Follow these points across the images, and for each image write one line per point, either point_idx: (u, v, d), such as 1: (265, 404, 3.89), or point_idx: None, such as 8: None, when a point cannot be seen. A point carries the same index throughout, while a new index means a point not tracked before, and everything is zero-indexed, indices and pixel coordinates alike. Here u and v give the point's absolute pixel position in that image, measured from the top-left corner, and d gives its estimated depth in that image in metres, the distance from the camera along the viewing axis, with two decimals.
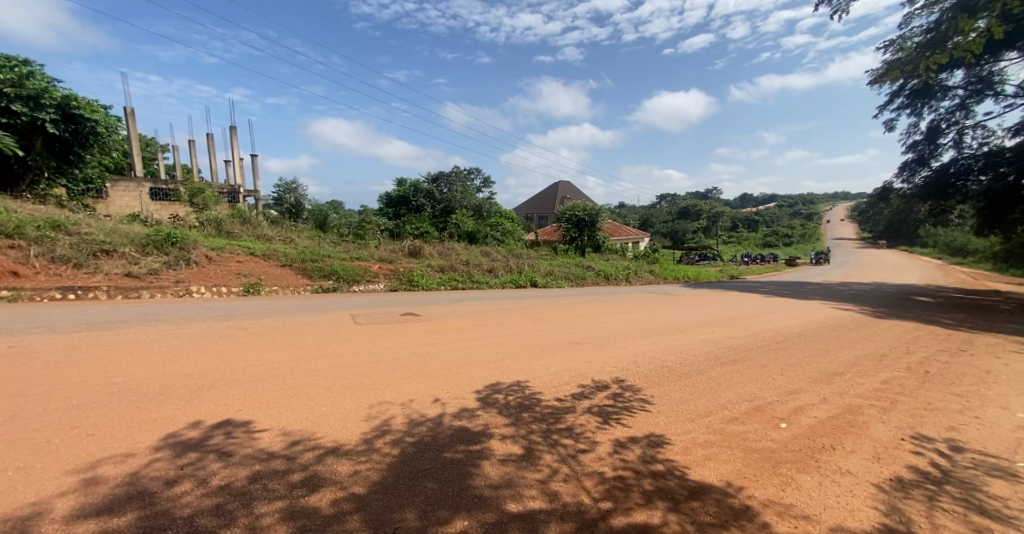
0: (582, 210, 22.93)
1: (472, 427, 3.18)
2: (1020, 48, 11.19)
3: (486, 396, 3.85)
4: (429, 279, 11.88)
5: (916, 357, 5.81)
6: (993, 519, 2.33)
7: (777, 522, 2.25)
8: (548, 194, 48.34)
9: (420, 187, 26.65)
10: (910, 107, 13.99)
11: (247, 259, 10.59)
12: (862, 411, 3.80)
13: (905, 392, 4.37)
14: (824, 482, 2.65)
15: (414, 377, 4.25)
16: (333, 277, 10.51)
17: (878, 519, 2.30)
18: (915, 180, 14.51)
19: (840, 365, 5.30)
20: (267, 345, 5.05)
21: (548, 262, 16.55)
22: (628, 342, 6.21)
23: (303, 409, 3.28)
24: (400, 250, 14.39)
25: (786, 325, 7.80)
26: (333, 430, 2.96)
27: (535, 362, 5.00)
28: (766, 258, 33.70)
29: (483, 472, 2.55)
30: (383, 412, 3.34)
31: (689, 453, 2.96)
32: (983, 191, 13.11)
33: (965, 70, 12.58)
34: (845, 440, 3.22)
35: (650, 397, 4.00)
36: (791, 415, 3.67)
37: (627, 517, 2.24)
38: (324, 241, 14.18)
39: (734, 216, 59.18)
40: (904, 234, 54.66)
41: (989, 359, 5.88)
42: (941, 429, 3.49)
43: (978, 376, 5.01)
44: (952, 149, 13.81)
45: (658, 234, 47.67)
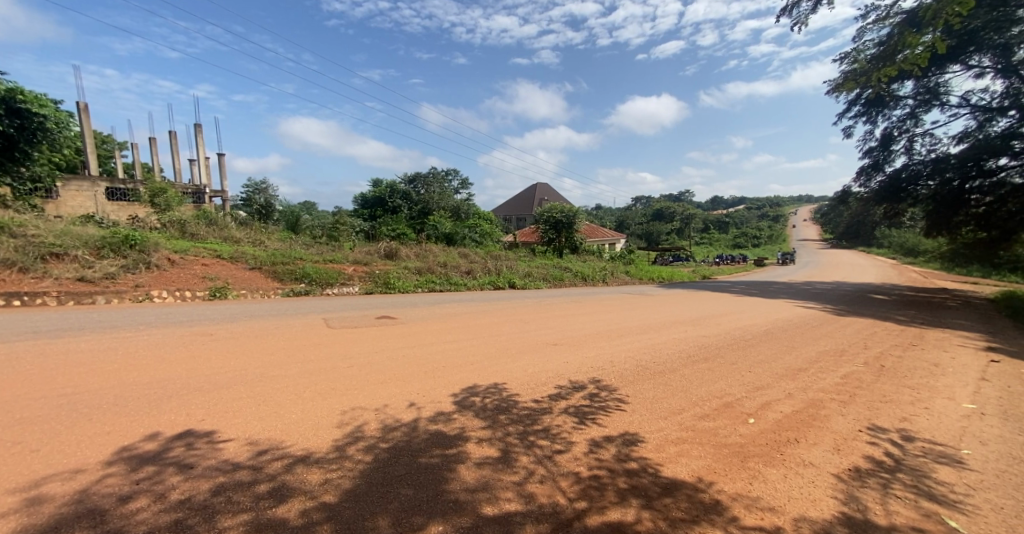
0: (559, 212, 23.10)
1: (448, 431, 3.14)
2: (962, 61, 11.98)
3: (462, 399, 3.82)
4: (405, 281, 11.71)
5: (873, 352, 6.11)
6: (941, 504, 2.48)
7: (745, 515, 2.32)
8: (526, 196, 48.58)
9: (396, 188, 26.37)
10: (865, 115, 14.74)
11: (213, 262, 10.19)
12: (824, 405, 3.97)
13: (863, 385, 4.61)
14: (788, 474, 2.75)
15: (390, 380, 4.20)
16: (305, 280, 10.23)
17: (837, 508, 2.41)
18: (871, 184, 15.35)
19: (803, 361, 5.52)
20: (234, 351, 4.87)
21: (527, 264, 16.63)
22: (603, 342, 6.30)
23: (272, 416, 3.18)
24: (375, 252, 14.16)
25: (755, 323, 8.08)
26: (303, 437, 2.87)
27: (512, 364, 5.00)
28: (737, 258, 34.85)
29: (459, 476, 2.52)
30: (356, 417, 3.27)
31: (663, 450, 3.02)
32: (931, 195, 13.93)
33: (914, 81, 13.36)
34: (808, 433, 3.36)
35: (624, 397, 4.06)
36: (758, 411, 3.79)
37: (602, 516, 2.26)
38: (296, 243, 13.80)
39: (704, 217, 60.97)
40: (862, 235, 57.50)
41: (938, 352, 6.25)
42: (894, 419, 3.69)
43: (928, 369, 5.31)
44: (903, 156, 14.62)
45: (634, 236, 48.60)
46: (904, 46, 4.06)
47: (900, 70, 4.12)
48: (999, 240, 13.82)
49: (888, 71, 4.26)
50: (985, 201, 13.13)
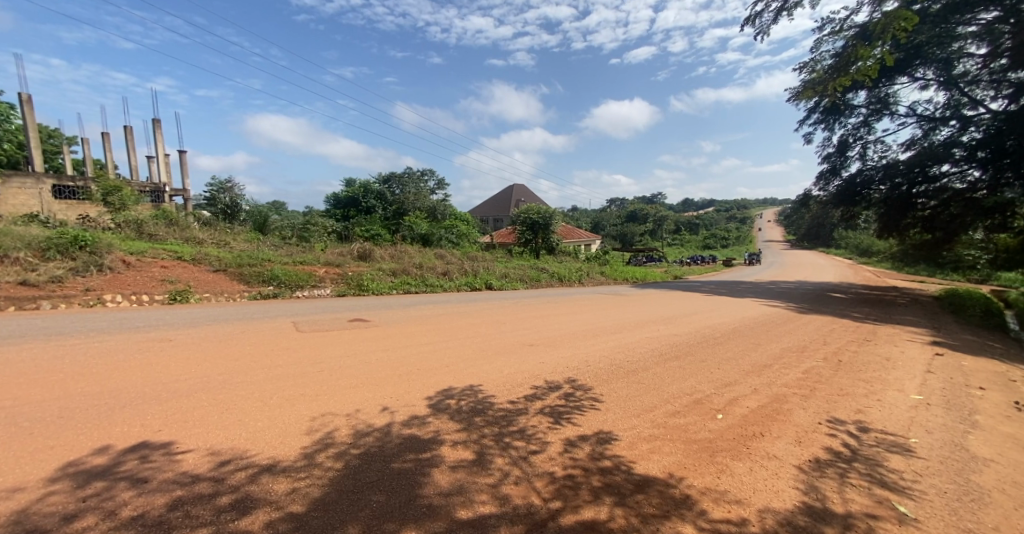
0: (536, 213, 23.23)
1: (422, 435, 3.10)
2: (909, 73, 12.77)
3: (438, 402, 3.78)
4: (379, 283, 11.49)
5: (832, 348, 6.43)
6: (891, 490, 2.62)
7: (713, 508, 2.39)
8: (502, 198, 48.60)
9: (370, 188, 25.99)
10: (824, 122, 15.49)
11: (173, 263, 9.72)
12: (787, 399, 4.14)
13: (823, 380, 4.83)
14: (754, 467, 2.85)
15: (362, 385, 4.11)
16: (274, 282, 9.91)
17: (799, 498, 2.51)
18: (829, 188, 16.18)
19: (768, 357, 5.74)
20: (196, 357, 4.66)
21: (503, 265, 16.63)
22: (579, 342, 6.37)
23: (235, 425, 3.06)
24: (348, 253, 13.82)
25: (724, 322, 8.35)
26: (269, 446, 2.77)
27: (488, 365, 4.98)
28: (706, 258, 35.95)
29: (433, 480, 2.49)
30: (326, 424, 3.18)
31: (635, 447, 3.07)
32: (883, 199, 14.80)
33: (866, 91, 14.14)
34: (772, 427, 3.49)
35: (598, 396, 4.12)
36: (726, 407, 3.91)
37: (576, 514, 2.28)
38: (263, 244, 13.34)
39: (676, 219, 62.55)
40: (821, 237, 60.45)
41: (889, 347, 6.65)
42: (851, 412, 3.88)
43: (881, 363, 5.63)
44: (858, 161, 15.45)
45: (609, 238, 49.39)
46: (856, 58, 4.29)
47: (853, 81, 4.33)
48: (942, 241, 14.77)
49: (842, 82, 4.48)
50: (930, 204, 14.04)
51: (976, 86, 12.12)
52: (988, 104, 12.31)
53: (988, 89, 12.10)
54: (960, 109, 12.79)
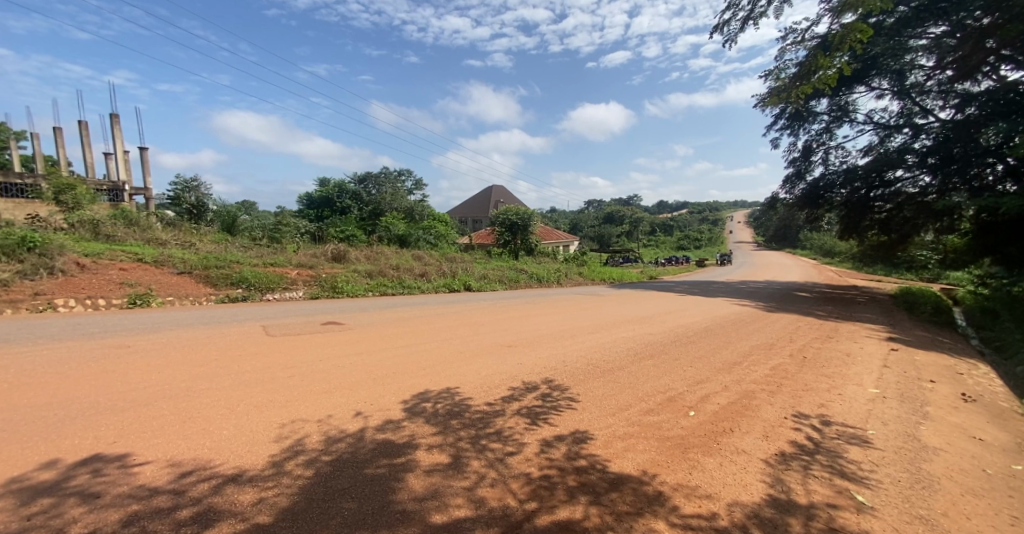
0: (514, 214, 23.26)
1: (396, 439, 3.05)
2: (867, 83, 13.45)
3: (413, 405, 3.73)
4: (355, 285, 11.26)
5: (797, 345, 6.69)
6: (850, 480, 2.75)
7: (685, 504, 2.44)
8: (480, 199, 48.47)
9: (345, 188, 25.79)
10: (790, 128, 16.10)
11: (133, 266, 9.26)
12: (755, 395, 4.28)
13: (788, 376, 5.02)
14: (724, 462, 2.93)
15: (335, 389, 4.01)
16: (242, 285, 9.56)
17: (765, 491, 2.60)
18: (795, 191, 16.85)
19: (738, 355, 5.93)
20: (157, 364, 4.45)
21: (482, 266, 16.58)
22: (557, 343, 6.40)
23: (199, 434, 2.93)
24: (321, 254, 13.49)
25: (696, 321, 8.57)
26: (235, 455, 2.67)
27: (466, 367, 4.95)
28: (681, 259, 36.82)
29: (407, 485, 2.46)
30: (296, 430, 3.10)
31: (610, 446, 3.12)
32: (844, 202, 15.53)
33: (828, 99, 14.80)
34: (741, 423, 3.60)
35: (575, 395, 4.15)
36: (697, 404, 4.01)
37: (551, 515, 2.29)
38: (232, 245, 12.86)
39: (652, 220, 63.83)
40: (789, 238, 62.82)
41: (850, 343, 6.98)
42: (814, 406, 4.05)
43: (842, 359, 5.90)
44: (821, 166, 16.15)
45: (586, 239, 49.94)
46: (817, 68, 4.47)
47: (813, 89, 4.51)
48: (897, 243, 15.63)
49: (803, 90, 4.66)
50: (886, 207, 14.81)
51: (927, 96, 12.88)
52: (937, 113, 13.10)
53: (937, 99, 12.89)
54: (912, 117, 13.56)
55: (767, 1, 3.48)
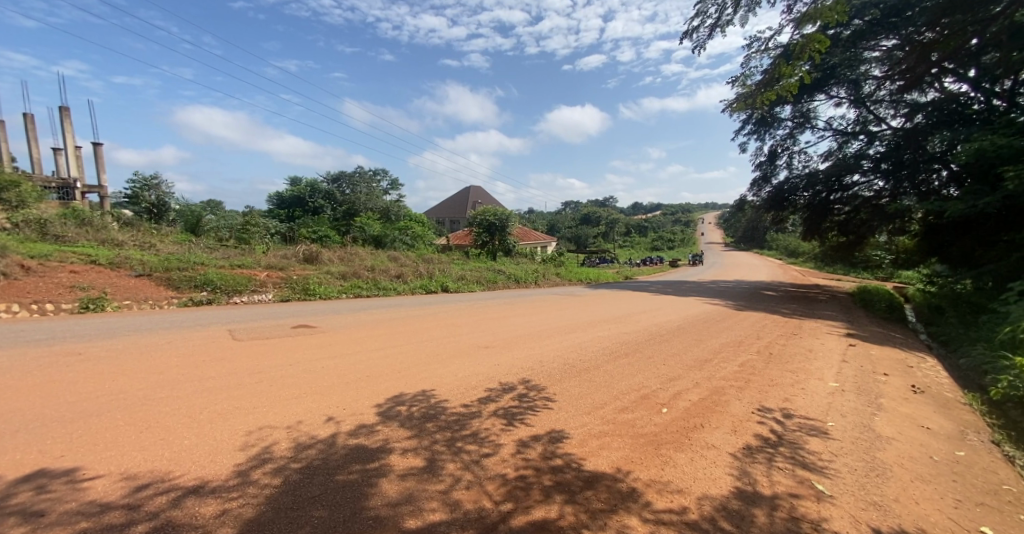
0: (491, 214, 23.23)
1: (369, 444, 2.99)
2: (826, 91, 14.12)
3: (387, 409, 3.66)
4: (328, 286, 10.97)
5: (764, 342, 6.95)
6: (812, 471, 2.87)
7: (657, 499, 2.49)
8: (457, 200, 48.13)
9: (317, 187, 25.09)
10: (756, 133, 16.71)
11: (84, 268, 8.74)
12: (725, 392, 4.41)
13: (755, 372, 5.21)
14: (694, 457, 3.01)
15: (306, 394, 3.90)
16: (207, 287, 9.19)
17: (733, 484, 2.68)
18: (761, 194, 17.49)
19: (708, 352, 6.10)
20: (112, 371, 4.22)
21: (459, 267, 16.46)
22: (534, 343, 6.41)
23: (156, 445, 2.79)
24: (292, 256, 13.08)
25: (669, 320, 8.78)
26: (196, 466, 2.56)
27: (442, 369, 4.90)
28: (655, 259, 37.62)
29: (380, 491, 2.41)
30: (264, 438, 2.99)
31: (586, 444, 3.15)
32: (806, 205, 16.23)
33: (791, 105, 15.43)
34: (711, 419, 3.70)
35: (551, 395, 4.18)
36: (670, 401, 4.10)
37: (527, 515, 2.29)
38: (196, 246, 12.31)
39: (627, 221, 64.93)
40: (756, 238, 65.15)
41: (812, 340, 7.30)
42: (779, 400, 4.21)
43: (805, 355, 6.17)
44: (785, 170, 16.81)
45: (563, 239, 50.38)
46: (781, 76, 4.64)
47: (778, 96, 4.67)
48: (855, 243, 16.48)
49: (768, 96, 4.83)
50: (844, 210, 15.59)
51: (881, 105, 13.63)
52: (889, 121, 13.87)
53: (890, 108, 13.65)
54: (867, 125, 14.31)
55: (733, 10, 3.60)
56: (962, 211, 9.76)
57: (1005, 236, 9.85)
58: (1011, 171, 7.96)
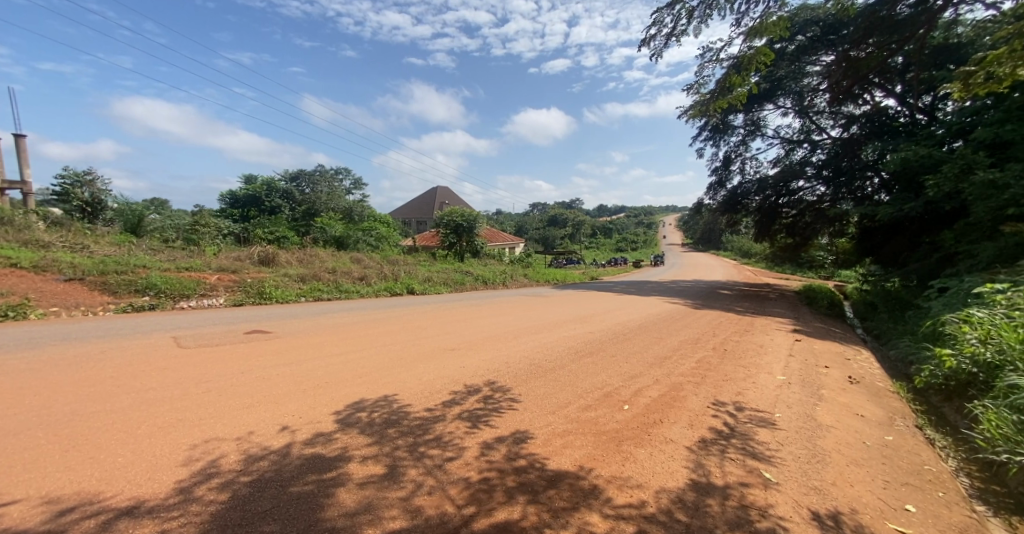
0: (459, 216, 23.06)
1: (327, 453, 2.88)
2: (774, 102, 14.97)
3: (346, 416, 3.54)
4: (286, 290, 10.50)
5: (719, 339, 7.27)
6: (760, 460, 3.02)
7: (617, 495, 2.54)
8: (423, 201, 47.42)
9: (274, 186, 24.00)
10: (711, 139, 17.51)
11: (4, 272, 7.94)
12: (683, 387, 4.57)
13: (711, 367, 5.44)
14: (654, 452, 3.10)
15: (259, 403, 3.70)
16: (150, 292, 8.59)
17: (689, 476, 2.78)
18: (717, 198, 18.32)
19: (668, 350, 6.33)
20: (35, 386, 3.84)
21: (426, 268, 16.23)
22: (500, 344, 6.41)
23: (85, 464, 2.56)
24: (247, 258, 12.45)
25: (632, 319, 9.02)
26: (131, 484, 2.37)
27: (406, 373, 4.80)
28: (620, 261, 38.59)
29: (337, 501, 2.33)
30: (211, 451, 2.82)
31: (549, 443, 3.18)
32: (757, 208, 17.16)
33: (743, 114, 16.25)
34: (669, 414, 3.83)
35: (516, 396, 4.18)
36: (631, 398, 4.21)
37: (489, 517, 2.28)
38: (137, 247, 11.45)
39: (592, 224, 66.23)
40: (713, 239, 68.21)
41: (763, 336, 7.71)
42: (732, 394, 4.41)
43: (756, 350, 6.51)
44: (738, 175, 17.68)
45: (531, 241, 50.79)
46: (731, 86, 4.85)
47: (729, 105, 4.88)
48: (800, 245, 17.60)
49: (720, 105, 5.05)
50: (791, 213, 16.62)
51: (822, 116, 14.60)
52: (829, 131, 14.90)
53: (830, 119, 14.65)
54: (810, 134, 15.30)
55: (687, 20, 3.77)
56: (892, 215, 10.61)
57: (927, 238, 10.81)
58: (931, 179, 8.75)
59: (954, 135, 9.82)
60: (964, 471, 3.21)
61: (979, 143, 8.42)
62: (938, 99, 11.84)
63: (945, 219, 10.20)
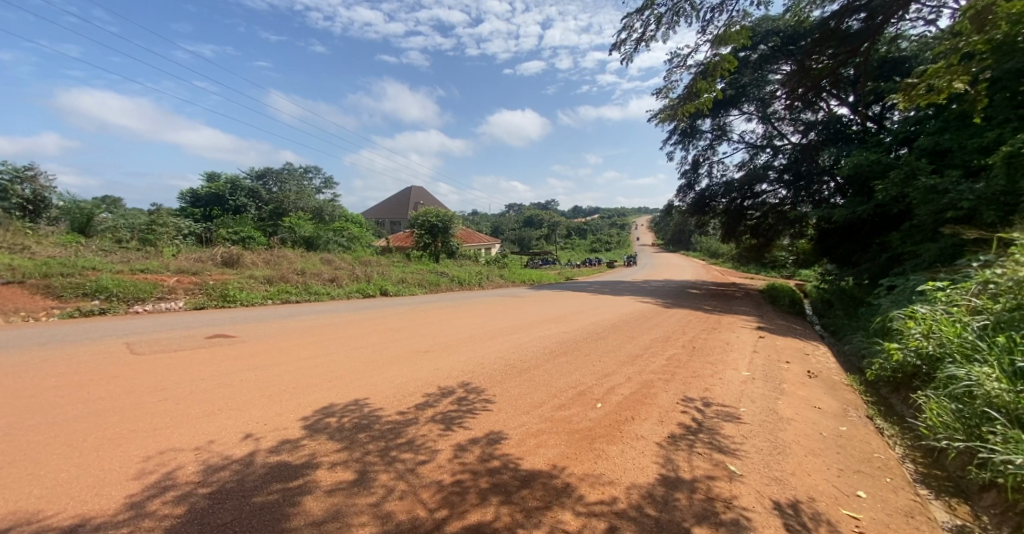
0: (434, 216, 22.80)
1: (294, 460, 2.79)
2: (739, 108, 15.55)
3: (315, 421, 3.44)
4: (251, 292, 10.09)
5: (688, 337, 7.48)
6: (725, 453, 3.13)
7: (589, 492, 2.57)
8: (397, 201, 46.69)
9: (239, 184, 23.06)
10: (681, 143, 18.01)
11: None
12: (653, 385, 4.68)
13: (681, 365, 5.59)
14: (625, 449, 3.15)
15: (220, 411, 3.54)
16: (100, 296, 8.09)
17: (659, 471, 2.84)
18: (686, 199, 18.86)
19: (639, 348, 6.45)
20: None
21: (400, 270, 15.98)
22: (475, 345, 6.38)
23: (21, 482, 2.37)
24: (208, 259, 11.91)
25: (605, 318, 9.17)
26: (75, 501, 2.22)
27: (378, 377, 4.70)
28: (594, 261, 39.07)
29: (303, 510, 2.25)
30: (167, 462, 2.68)
31: (523, 444, 3.18)
32: (724, 210, 17.77)
33: (710, 119, 16.78)
34: (640, 411, 3.90)
35: (490, 397, 4.17)
36: (604, 396, 4.28)
37: (462, 520, 2.26)
38: (86, 248, 10.76)
39: (567, 225, 67.05)
40: (683, 240, 70.12)
41: (729, 333, 7.98)
42: (700, 390, 4.55)
43: (723, 347, 6.73)
44: (706, 178, 18.25)
45: (507, 242, 50.87)
46: (698, 91, 4.99)
47: (697, 110, 5.01)
48: (764, 245, 18.35)
49: (687, 109, 5.15)
50: (755, 215, 17.31)
51: (783, 122, 15.26)
52: (789, 137, 15.58)
53: (790, 125, 15.33)
54: (772, 140, 15.95)
55: (656, 26, 3.87)
56: (846, 217, 11.21)
57: (877, 239, 11.49)
58: (879, 184, 9.30)
59: (900, 142, 10.47)
60: (909, 457, 3.43)
61: (922, 150, 9.00)
62: (886, 109, 12.61)
63: (893, 221, 10.87)
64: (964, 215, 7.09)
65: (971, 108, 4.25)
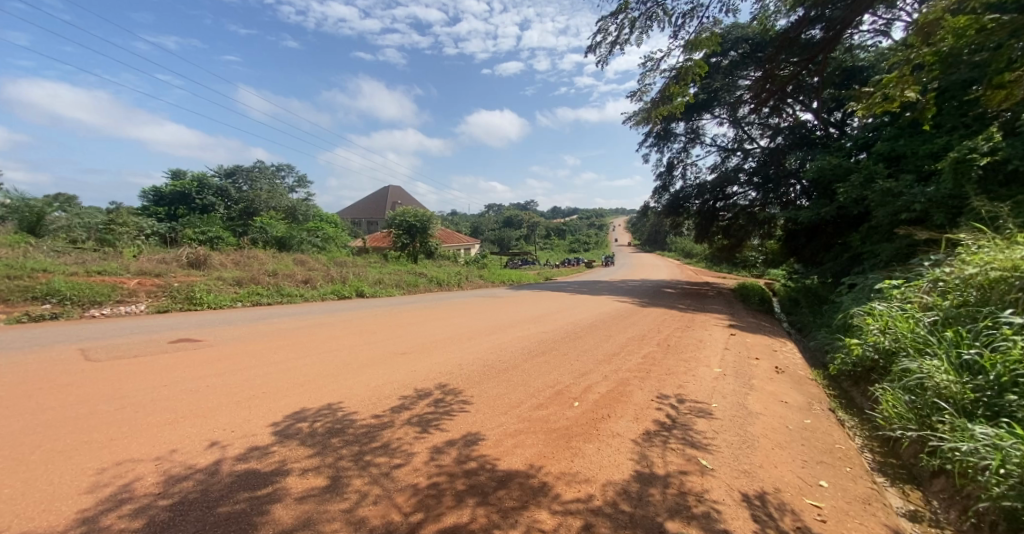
0: (411, 216, 22.53)
1: (262, 467, 2.70)
2: (711, 112, 15.99)
3: (285, 427, 3.34)
4: (219, 294, 9.72)
5: (663, 335, 7.64)
6: (697, 448, 3.20)
7: (566, 491, 2.58)
8: (375, 200, 45.91)
9: (206, 182, 22.18)
10: (656, 145, 18.37)
11: None
12: (629, 383, 4.75)
13: (656, 362, 5.70)
14: (601, 446, 3.19)
15: (183, 418, 3.39)
16: (52, 300, 7.63)
17: (634, 467, 2.89)
18: (661, 201, 19.23)
19: (616, 347, 6.54)
20: None
21: (376, 270, 15.70)
22: (454, 346, 6.32)
23: None
24: (173, 260, 11.41)
25: (583, 318, 9.26)
26: (19, 519, 2.08)
27: (353, 380, 4.60)
28: (573, 262, 39.38)
29: (272, 518, 2.18)
30: (124, 473, 2.54)
31: (500, 444, 3.17)
32: (697, 211, 18.22)
33: (684, 122, 17.17)
34: (616, 409, 3.95)
35: (468, 398, 4.15)
36: (581, 395, 4.31)
37: (437, 523, 2.23)
38: (37, 249, 10.14)
39: (546, 225, 67.47)
40: (658, 241, 71.51)
41: (703, 331, 8.18)
42: (674, 387, 4.64)
43: (696, 345, 6.90)
44: (680, 180, 18.66)
45: (486, 242, 50.74)
46: (670, 95, 5.09)
47: (669, 113, 5.12)
48: (735, 246, 18.90)
49: (660, 113, 5.24)
50: (727, 217, 17.81)
51: (752, 127, 15.77)
52: (758, 141, 16.12)
53: (758, 130, 15.86)
54: (743, 143, 16.46)
55: (630, 30, 3.95)
56: (811, 218, 11.67)
57: (840, 240, 12.02)
58: (841, 187, 9.73)
59: (860, 147, 10.98)
60: (868, 447, 3.59)
61: (878, 155, 9.47)
62: (847, 116, 13.21)
63: (853, 223, 11.39)
64: (917, 217, 7.49)
65: (920, 117, 4.50)
